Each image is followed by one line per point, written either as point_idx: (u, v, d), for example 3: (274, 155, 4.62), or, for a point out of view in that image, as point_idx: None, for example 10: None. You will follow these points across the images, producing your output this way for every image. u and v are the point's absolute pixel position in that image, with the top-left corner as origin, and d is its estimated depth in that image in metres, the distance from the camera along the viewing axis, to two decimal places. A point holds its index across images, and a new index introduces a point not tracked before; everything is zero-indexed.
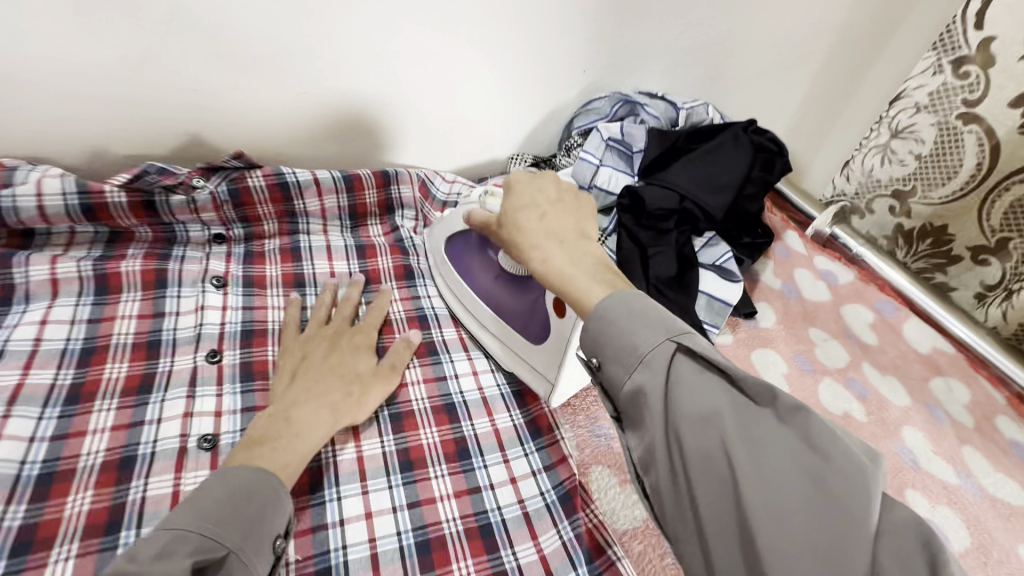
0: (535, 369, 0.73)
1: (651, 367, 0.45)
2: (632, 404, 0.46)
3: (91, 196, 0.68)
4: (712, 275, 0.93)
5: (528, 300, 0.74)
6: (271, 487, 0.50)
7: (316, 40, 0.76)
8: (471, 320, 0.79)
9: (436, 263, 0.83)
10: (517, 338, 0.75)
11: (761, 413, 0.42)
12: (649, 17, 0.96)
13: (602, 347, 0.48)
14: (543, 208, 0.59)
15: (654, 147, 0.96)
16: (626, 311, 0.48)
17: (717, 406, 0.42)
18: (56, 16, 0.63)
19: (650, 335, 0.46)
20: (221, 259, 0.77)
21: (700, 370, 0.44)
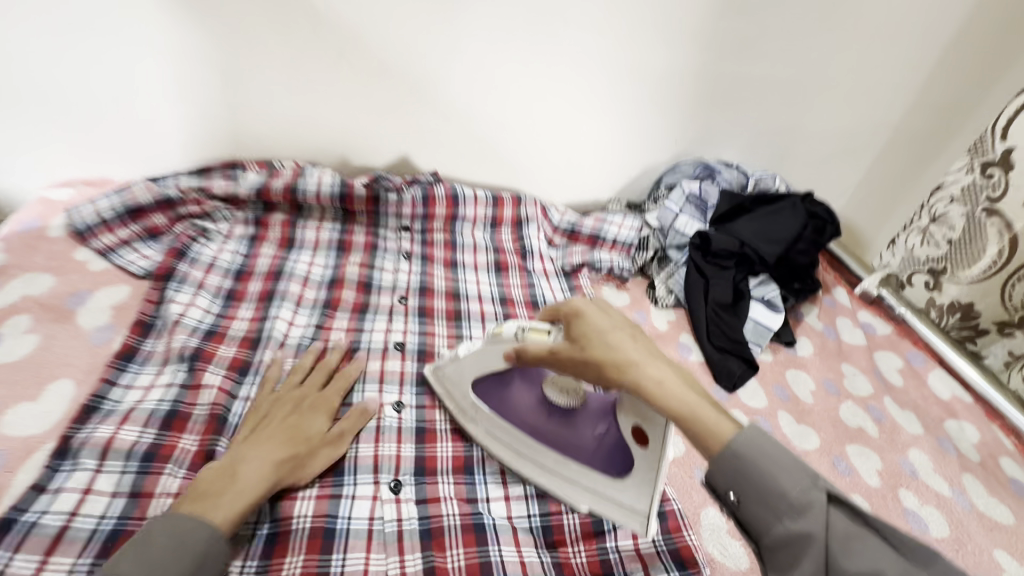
0: (619, 504, 0.74)
1: (810, 515, 0.50)
2: (781, 542, 0.51)
3: (346, 187, 1.09)
4: (760, 306, 1.16)
5: (590, 433, 0.75)
6: (214, 537, 0.58)
7: (492, 103, 1.15)
8: (530, 465, 0.78)
9: (463, 406, 0.82)
10: (591, 475, 0.75)
11: (920, 573, 0.47)
12: (731, 107, 1.27)
13: (745, 489, 0.53)
14: (618, 332, 0.63)
15: (725, 203, 1.24)
16: (764, 457, 0.53)
17: (871, 559, 0.47)
18: (357, 78, 1.06)
19: (801, 486, 0.51)
20: (408, 241, 1.14)
21: (855, 522, 0.50)
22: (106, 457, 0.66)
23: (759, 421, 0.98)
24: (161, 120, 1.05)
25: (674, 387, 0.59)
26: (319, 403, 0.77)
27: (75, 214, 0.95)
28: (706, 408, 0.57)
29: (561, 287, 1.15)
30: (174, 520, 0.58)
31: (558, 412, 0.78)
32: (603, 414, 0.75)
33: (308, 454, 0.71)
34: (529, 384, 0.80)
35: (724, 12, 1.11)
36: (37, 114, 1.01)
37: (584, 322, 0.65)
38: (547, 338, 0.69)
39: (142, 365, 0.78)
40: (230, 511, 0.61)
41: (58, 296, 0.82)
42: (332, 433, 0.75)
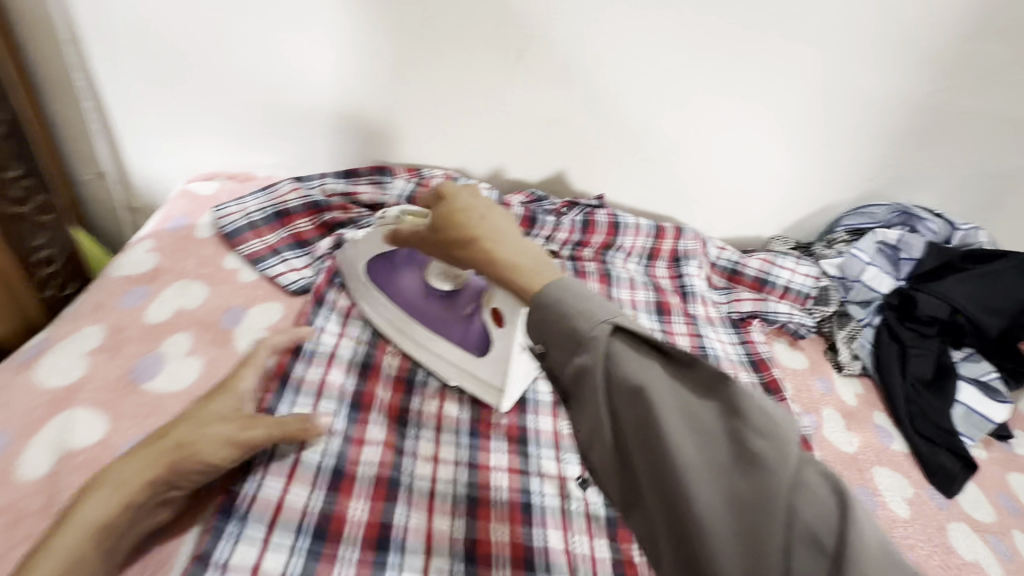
0: (480, 380, 0.74)
1: (589, 348, 0.39)
2: (574, 386, 0.40)
3: (502, 206, 0.98)
4: (973, 389, 0.97)
5: (461, 315, 0.75)
6: None
7: (667, 121, 1.01)
8: (405, 339, 0.78)
9: (357, 284, 0.81)
10: (454, 351, 0.75)
11: (708, 403, 0.37)
12: (946, 143, 1.06)
13: (543, 334, 0.42)
14: (483, 207, 0.50)
15: (931, 259, 1.04)
16: (558, 300, 0.42)
17: (644, 377, 0.37)
18: (528, 85, 0.94)
19: (586, 316, 0.40)
20: (560, 269, 1.01)
21: (641, 347, 0.39)
22: (273, 528, 0.59)
23: (993, 541, 0.79)
24: (314, 110, 0.96)
25: (514, 243, 0.47)
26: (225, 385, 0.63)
27: (223, 213, 0.87)
28: (536, 263, 0.45)
29: (730, 339, 1.00)
30: None
31: (434, 294, 0.77)
32: (474, 296, 0.74)
33: (188, 445, 0.55)
34: (414, 269, 0.78)
35: (972, 33, 0.93)
36: (189, 98, 0.93)
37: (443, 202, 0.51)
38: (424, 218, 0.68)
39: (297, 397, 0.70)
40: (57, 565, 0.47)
41: (212, 311, 0.74)
42: (241, 415, 0.60)
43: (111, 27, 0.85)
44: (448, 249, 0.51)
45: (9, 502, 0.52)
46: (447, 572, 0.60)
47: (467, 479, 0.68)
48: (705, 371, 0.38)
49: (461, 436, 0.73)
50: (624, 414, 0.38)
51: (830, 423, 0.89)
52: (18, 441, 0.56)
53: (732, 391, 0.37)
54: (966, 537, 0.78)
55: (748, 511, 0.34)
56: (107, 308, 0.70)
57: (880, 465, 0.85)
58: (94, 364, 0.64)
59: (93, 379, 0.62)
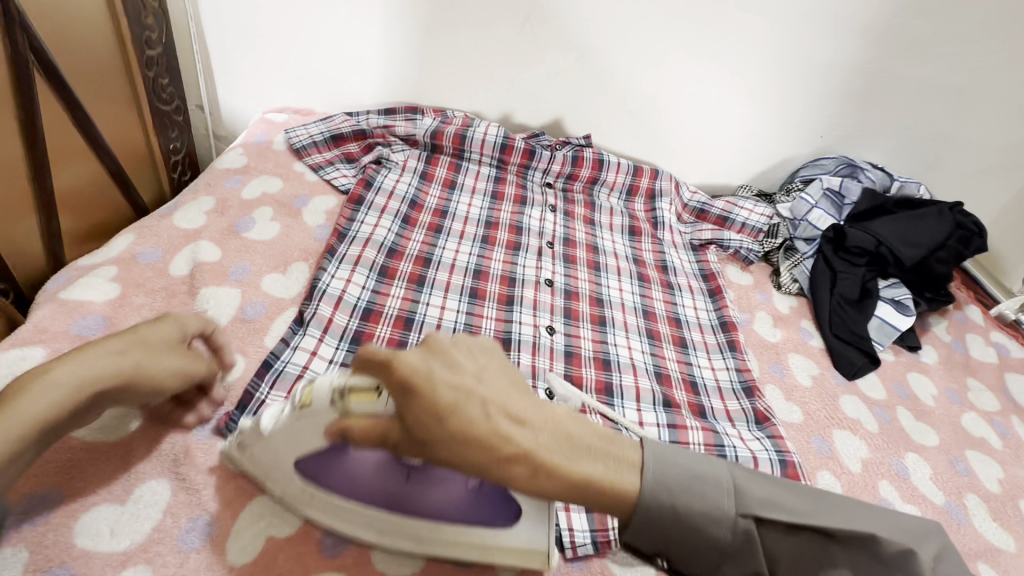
0: (516, 547, 0.63)
1: (743, 550, 0.53)
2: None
3: (508, 140, 1.22)
4: (889, 307, 1.16)
5: (461, 484, 0.61)
6: None
7: (647, 79, 1.23)
8: (399, 534, 0.62)
9: (296, 492, 0.63)
10: (472, 528, 0.61)
11: (872, 565, 0.50)
12: (886, 106, 1.26)
13: (678, 547, 0.54)
14: (477, 389, 0.51)
15: (865, 203, 1.24)
16: (691, 513, 0.53)
17: (823, 569, 0.51)
18: (533, 43, 1.18)
19: (721, 527, 0.53)
20: (552, 195, 1.24)
21: (788, 533, 0.52)
22: (326, 333, 0.80)
23: (877, 411, 1.00)
24: (363, 60, 1.21)
25: (540, 438, 0.51)
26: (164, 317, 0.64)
27: (293, 135, 1.14)
28: (608, 470, 0.51)
29: (688, 258, 1.21)
30: None
31: (413, 473, 0.60)
32: None
33: (142, 367, 0.59)
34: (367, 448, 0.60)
35: (902, 9, 1.12)
36: (269, 48, 1.20)
37: (418, 400, 0.49)
38: (378, 406, 0.53)
39: (347, 246, 0.93)
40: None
41: (287, 196, 1.01)
42: (181, 345, 0.63)
43: None
44: (464, 468, 0.50)
45: (166, 286, 0.78)
46: None
47: (464, 320, 0.91)
48: (877, 551, 0.51)
49: (462, 293, 0.95)
50: None
51: (760, 321, 1.11)
52: (168, 254, 0.82)
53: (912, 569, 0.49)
54: (854, 405, 0.99)
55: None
56: (216, 187, 0.98)
57: (794, 352, 1.07)
58: (210, 219, 0.91)
59: (210, 228, 0.89)
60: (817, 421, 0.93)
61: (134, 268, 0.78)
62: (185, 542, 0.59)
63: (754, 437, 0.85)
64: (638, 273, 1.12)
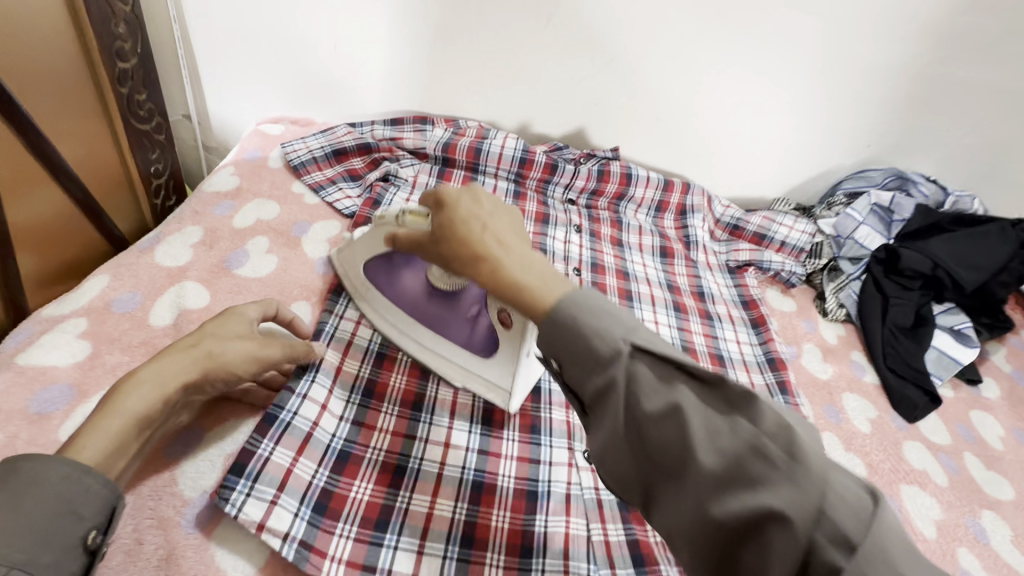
0: (487, 381, 0.74)
1: (611, 368, 0.44)
2: (593, 400, 0.45)
3: (528, 153, 1.10)
4: (948, 337, 1.06)
5: (465, 316, 0.74)
6: (75, 486, 0.47)
7: (679, 85, 1.12)
8: (411, 341, 0.77)
9: (357, 283, 0.79)
10: (462, 354, 0.75)
11: (738, 421, 0.41)
12: (942, 112, 1.14)
13: (558, 354, 0.46)
14: (484, 217, 0.54)
15: (919, 220, 1.14)
16: (576, 320, 0.45)
17: (674, 394, 0.42)
18: (555, 47, 1.06)
19: (603, 335, 0.44)
20: (576, 214, 1.13)
21: (667, 368, 0.43)
22: (336, 383, 0.72)
23: (943, 459, 0.90)
24: (367, 64, 1.10)
25: (520, 259, 0.51)
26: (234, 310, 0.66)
27: (290, 149, 1.02)
28: (544, 279, 0.49)
29: (725, 282, 1.11)
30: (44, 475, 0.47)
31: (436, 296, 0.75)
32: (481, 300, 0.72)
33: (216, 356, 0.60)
34: (414, 271, 0.75)
35: (968, 7, 1.00)
36: (263, 51, 1.08)
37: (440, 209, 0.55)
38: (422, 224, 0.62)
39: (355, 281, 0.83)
40: (106, 438, 0.51)
41: (285, 223, 0.90)
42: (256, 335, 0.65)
43: None
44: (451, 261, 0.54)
45: (145, 339, 0.67)
46: (467, 431, 0.73)
47: None
48: (730, 392, 0.42)
49: None
50: (650, 433, 0.43)
51: (808, 355, 1.01)
52: (147, 300, 0.71)
53: (757, 409, 0.41)
54: (918, 453, 0.89)
55: (764, 517, 0.38)
56: (204, 215, 0.87)
57: (849, 391, 0.96)
58: (196, 254, 0.80)
59: (197, 264, 0.78)
60: (881, 474, 0.84)
61: (107, 319, 0.67)
62: None
63: None
64: (673, 302, 1.02)
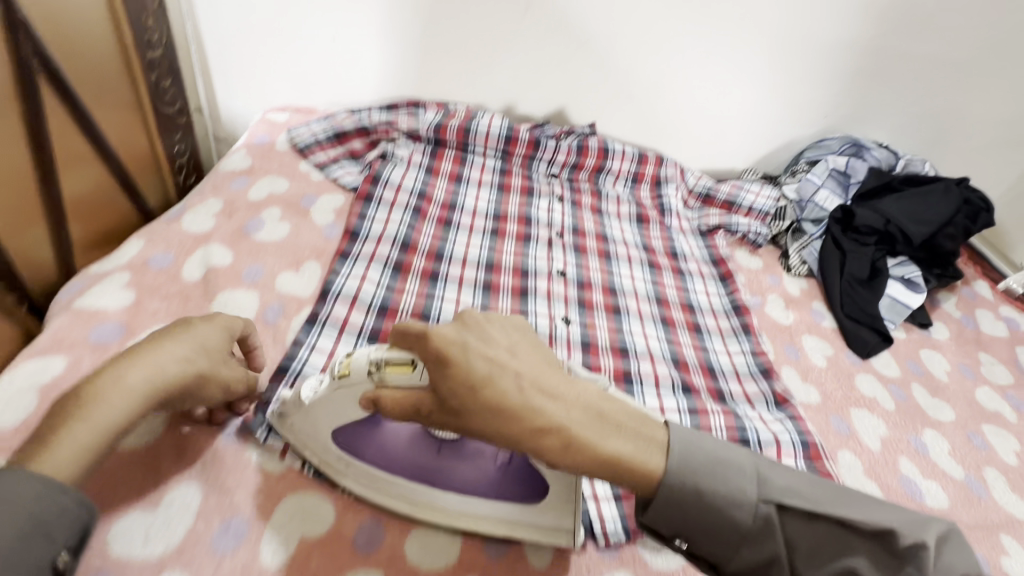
0: (541, 526, 0.64)
1: (766, 540, 0.53)
2: (754, 570, 0.54)
3: (513, 131, 1.20)
4: (899, 285, 1.17)
5: (490, 459, 0.65)
6: (49, 500, 0.45)
7: (649, 66, 1.23)
8: (433, 512, 0.65)
9: (331, 463, 0.66)
10: (501, 505, 0.64)
11: (907, 569, 0.48)
12: (890, 82, 1.26)
13: (694, 530, 0.55)
14: (512, 364, 0.52)
15: (872, 180, 1.24)
16: (701, 492, 0.53)
17: (836, 556, 0.51)
18: (535, 32, 1.17)
19: (744, 510, 0.53)
20: (558, 186, 1.23)
21: (815, 527, 0.52)
22: (342, 333, 0.80)
23: (892, 389, 1.00)
24: (364, 56, 1.20)
25: (593, 426, 0.52)
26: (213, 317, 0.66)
27: (295, 134, 1.13)
28: (633, 444, 0.53)
29: (697, 244, 1.21)
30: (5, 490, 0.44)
31: (445, 446, 0.65)
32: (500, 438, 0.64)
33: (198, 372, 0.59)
34: (405, 428, 0.66)
35: None
36: (268, 46, 1.18)
37: (449, 371, 0.51)
38: (416, 382, 0.55)
39: (360, 243, 0.94)
40: (79, 452, 0.49)
41: (295, 196, 1.00)
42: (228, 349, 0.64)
43: None
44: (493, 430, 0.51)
45: (180, 290, 0.77)
46: None
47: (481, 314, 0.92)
48: (894, 544, 0.50)
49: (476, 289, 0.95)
50: None
51: (772, 303, 1.11)
52: (179, 258, 0.81)
53: (922, 563, 0.48)
54: (871, 384, 1.00)
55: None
56: (222, 189, 0.97)
57: (808, 333, 1.07)
58: (218, 222, 0.90)
59: (219, 231, 0.88)
60: (835, 400, 0.94)
61: (146, 273, 0.77)
62: (220, 544, 0.59)
63: (777, 419, 0.85)
64: (649, 261, 1.12)
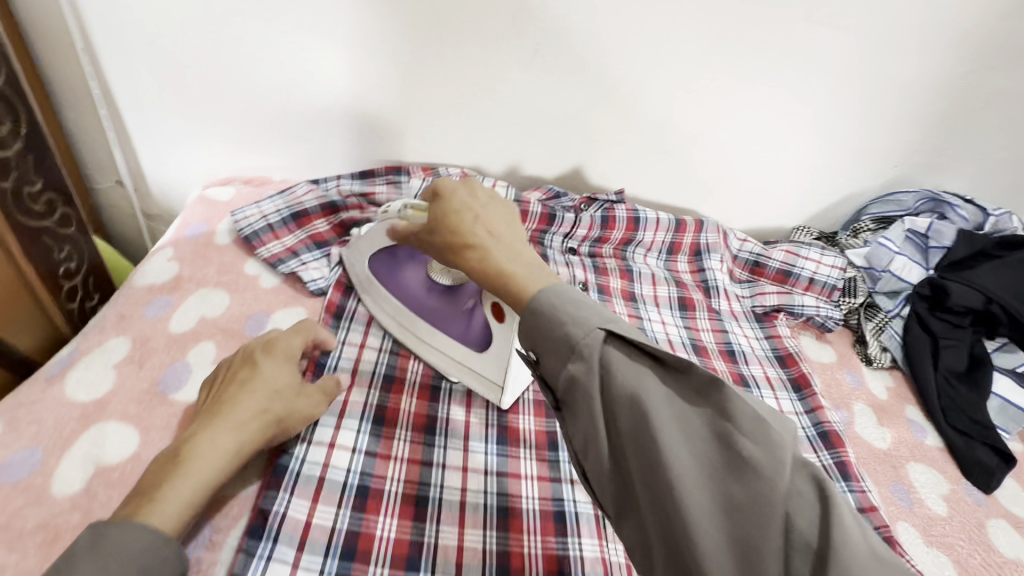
0: (481, 376, 0.73)
1: (584, 356, 0.43)
2: (568, 390, 0.44)
3: (521, 204, 0.96)
4: (1009, 381, 0.94)
5: (460, 310, 0.73)
6: (157, 544, 0.48)
7: (686, 114, 0.99)
8: (405, 332, 0.78)
9: (361, 278, 0.80)
10: (457, 347, 0.74)
11: (703, 409, 0.41)
12: (978, 125, 1.03)
13: (538, 343, 0.46)
14: (476, 209, 0.56)
15: (961, 248, 1.01)
16: (554, 309, 0.46)
17: (637, 380, 0.42)
18: (546, 79, 0.92)
19: (580, 324, 0.44)
20: (579, 267, 0.98)
21: (634, 358, 0.43)
22: (304, 548, 0.58)
23: None
24: (328, 113, 0.95)
25: (508, 248, 0.53)
26: (277, 348, 0.66)
27: (241, 217, 0.85)
28: (529, 270, 0.51)
29: (754, 334, 0.98)
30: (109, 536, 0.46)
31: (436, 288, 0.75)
32: (475, 293, 0.73)
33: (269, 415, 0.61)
34: (418, 267, 0.76)
35: (1011, 11, 0.89)
36: (203, 103, 0.92)
37: (438, 202, 0.57)
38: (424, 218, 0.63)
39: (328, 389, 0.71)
40: (181, 509, 0.52)
41: (236, 318, 0.75)
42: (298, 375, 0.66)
43: (123, 30, 0.83)
44: (443, 252, 0.57)
45: (43, 520, 0.54)
46: None
47: (497, 489, 0.67)
48: (697, 380, 0.42)
49: (489, 442, 0.71)
50: (625, 423, 0.41)
51: (861, 418, 0.88)
52: (50, 457, 0.58)
53: (725, 401, 0.40)
54: (1007, 534, 0.77)
55: (738, 506, 0.38)
56: (131, 320, 0.71)
57: (914, 461, 0.84)
58: (122, 375, 0.65)
59: (121, 392, 0.64)
60: (973, 572, 0.72)
61: None
62: None
63: None
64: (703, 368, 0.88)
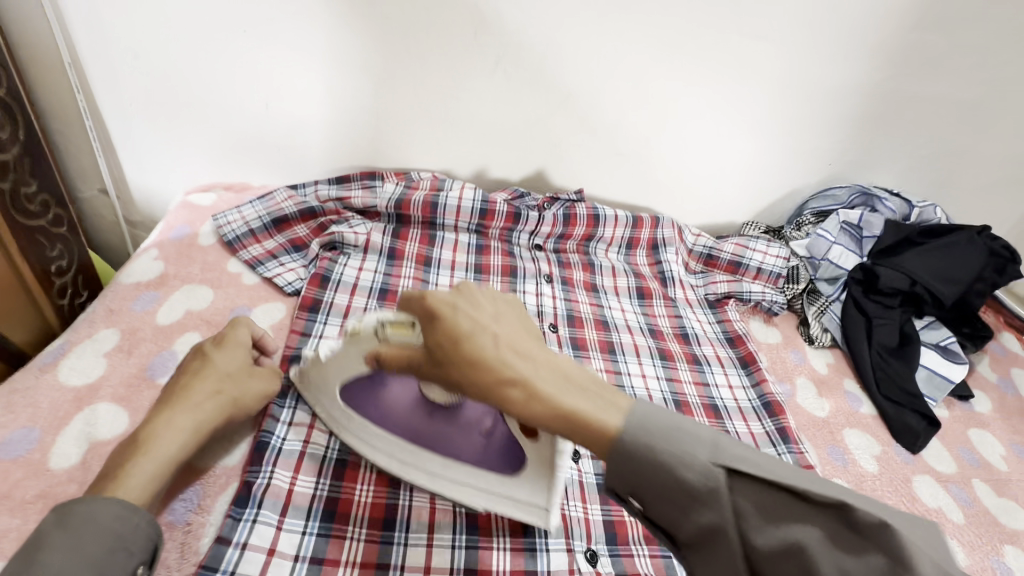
0: (520, 501, 0.65)
1: (711, 502, 0.43)
2: (697, 539, 0.44)
3: (488, 203, 1.03)
4: (935, 354, 1.03)
5: (477, 431, 0.65)
6: (126, 514, 0.52)
7: (637, 120, 1.08)
8: (417, 471, 0.67)
9: (335, 412, 0.69)
10: (481, 474, 0.65)
11: (864, 551, 0.38)
12: (898, 126, 1.14)
13: (644, 489, 0.45)
14: (492, 327, 0.52)
15: (889, 236, 1.11)
16: (654, 450, 0.44)
17: (781, 526, 0.40)
18: (508, 88, 1.00)
19: (697, 468, 0.43)
20: (545, 261, 1.06)
21: (766, 496, 0.41)
22: (287, 513, 0.63)
23: (954, 489, 0.87)
24: (304, 121, 1.01)
25: (549, 379, 0.49)
26: (228, 340, 0.71)
27: (223, 221, 0.91)
28: (594, 403, 0.47)
29: (707, 319, 1.06)
30: (77, 515, 0.50)
31: (436, 410, 0.65)
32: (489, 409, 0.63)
33: (222, 394, 0.65)
34: (400, 381, 0.65)
35: (917, 24, 1.01)
36: (184, 114, 0.98)
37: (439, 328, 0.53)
38: (411, 336, 0.58)
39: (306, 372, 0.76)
40: (148, 482, 0.56)
41: (219, 311, 0.80)
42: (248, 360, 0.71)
43: (107, 45, 0.89)
44: (468, 384, 0.51)
45: (42, 490, 0.58)
46: (450, 545, 0.65)
47: None
48: (854, 519, 0.39)
49: None
50: (771, 572, 0.41)
51: (803, 391, 0.96)
52: (46, 435, 0.62)
53: (892, 544, 0.37)
54: (931, 488, 0.86)
55: None
56: (120, 314, 0.76)
57: (849, 427, 0.92)
58: (112, 363, 0.70)
59: (112, 378, 0.68)
60: None
61: None
62: None
63: None
64: (658, 349, 0.96)
